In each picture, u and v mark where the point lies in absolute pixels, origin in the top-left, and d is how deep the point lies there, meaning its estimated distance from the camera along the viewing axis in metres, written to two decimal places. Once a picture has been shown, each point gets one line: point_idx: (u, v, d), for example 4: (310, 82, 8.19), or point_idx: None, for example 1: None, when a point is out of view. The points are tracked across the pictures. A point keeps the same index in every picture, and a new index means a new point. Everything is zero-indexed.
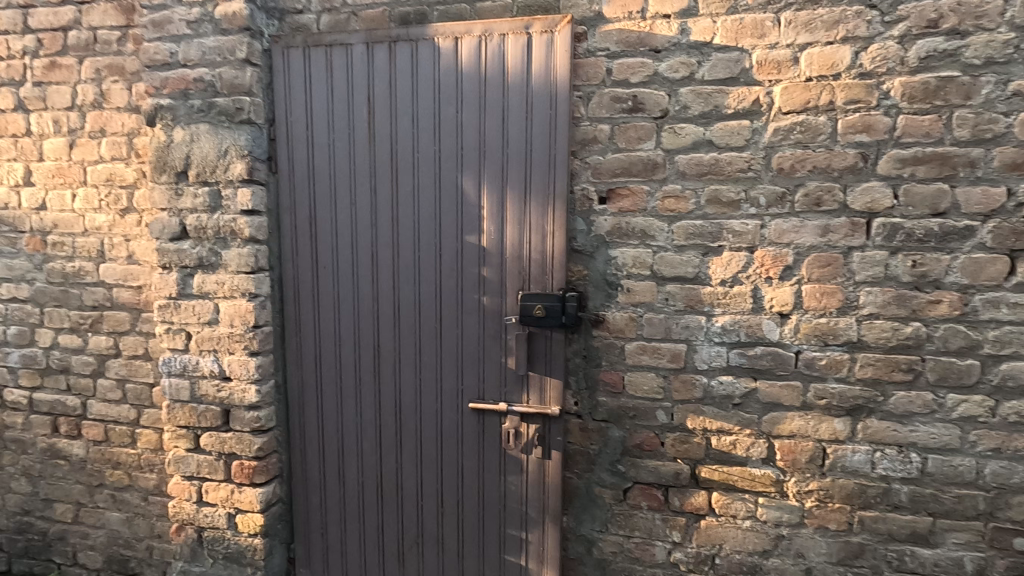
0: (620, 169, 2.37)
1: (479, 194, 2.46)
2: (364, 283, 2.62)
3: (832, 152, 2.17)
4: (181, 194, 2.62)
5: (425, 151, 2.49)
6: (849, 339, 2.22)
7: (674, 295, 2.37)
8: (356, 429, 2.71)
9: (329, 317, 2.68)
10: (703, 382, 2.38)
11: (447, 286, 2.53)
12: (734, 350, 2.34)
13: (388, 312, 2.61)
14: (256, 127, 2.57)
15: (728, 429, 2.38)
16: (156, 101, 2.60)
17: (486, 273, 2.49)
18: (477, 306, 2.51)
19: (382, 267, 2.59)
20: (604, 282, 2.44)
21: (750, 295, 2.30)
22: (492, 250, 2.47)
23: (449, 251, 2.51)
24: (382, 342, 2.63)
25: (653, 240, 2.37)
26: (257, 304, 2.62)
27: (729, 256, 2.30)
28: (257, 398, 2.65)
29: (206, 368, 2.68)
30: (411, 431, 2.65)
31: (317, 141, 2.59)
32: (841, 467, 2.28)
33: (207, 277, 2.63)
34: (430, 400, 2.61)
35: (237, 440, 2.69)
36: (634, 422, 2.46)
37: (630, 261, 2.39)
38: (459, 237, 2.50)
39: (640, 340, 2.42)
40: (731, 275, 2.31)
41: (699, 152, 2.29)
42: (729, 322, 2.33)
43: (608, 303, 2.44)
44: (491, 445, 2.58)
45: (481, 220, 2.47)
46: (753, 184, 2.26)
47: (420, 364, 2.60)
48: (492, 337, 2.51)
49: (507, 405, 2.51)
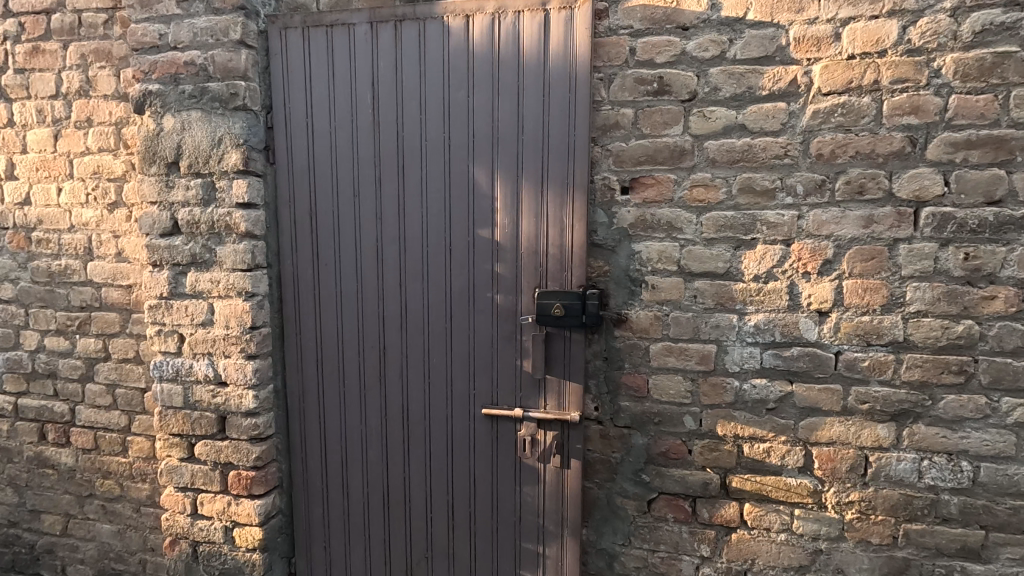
0: (645, 156, 2.20)
1: (492, 184, 2.29)
2: (368, 281, 2.45)
3: (877, 136, 2.00)
4: (173, 186, 2.45)
5: (434, 139, 2.32)
6: (894, 338, 2.05)
7: (704, 292, 2.20)
8: (361, 437, 2.55)
9: (331, 318, 2.51)
10: (734, 385, 2.21)
11: (457, 284, 2.37)
12: (769, 351, 2.17)
13: (394, 312, 2.44)
14: (252, 113, 2.39)
15: (761, 436, 2.21)
16: (144, 87, 2.42)
17: (500, 270, 2.32)
18: (490, 304, 2.34)
19: (387, 263, 2.42)
20: (627, 279, 2.27)
21: (786, 292, 2.14)
22: (507, 245, 2.30)
23: (460, 246, 2.34)
24: (388, 344, 2.46)
25: (680, 232, 2.20)
26: (254, 304, 2.44)
27: (763, 249, 2.14)
28: (255, 404, 2.48)
29: (200, 373, 2.51)
30: (419, 439, 2.49)
31: (318, 129, 2.42)
32: (885, 477, 2.11)
33: (201, 275, 2.46)
34: (440, 406, 2.44)
35: (234, 449, 2.52)
36: (660, 429, 2.30)
37: (655, 256, 2.22)
38: (472, 231, 2.33)
39: (667, 341, 2.25)
40: (765, 270, 2.14)
41: (731, 138, 2.12)
42: (763, 320, 2.16)
43: (631, 301, 2.27)
44: (505, 453, 2.41)
45: (494, 212, 2.30)
46: (789, 171, 2.09)
47: (429, 367, 2.43)
48: (506, 339, 2.34)
49: (524, 411, 2.34)
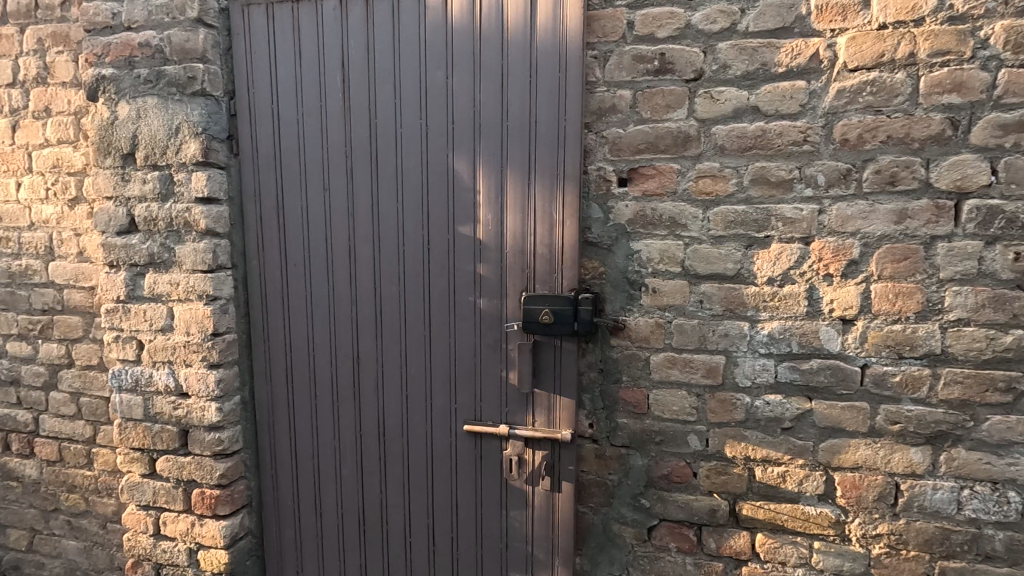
0: (645, 143, 1.95)
1: (474, 176, 2.06)
2: (340, 284, 2.23)
3: (912, 117, 1.73)
4: (129, 179, 2.25)
5: (409, 126, 2.10)
6: (930, 351, 1.79)
7: (711, 297, 1.95)
8: (335, 453, 2.33)
9: (300, 324, 2.30)
10: (745, 402, 1.96)
11: (436, 287, 2.14)
12: (785, 364, 1.92)
13: (368, 318, 2.22)
14: (212, 99, 2.18)
15: (776, 458, 1.96)
16: (97, 71, 2.22)
17: (483, 271, 2.09)
18: (473, 310, 2.11)
19: (360, 265, 2.20)
20: (624, 281, 2.02)
21: (805, 297, 1.88)
22: (491, 243, 2.07)
23: (439, 245, 2.12)
24: (361, 352, 2.25)
25: (684, 229, 1.95)
26: (216, 308, 2.24)
27: (778, 248, 1.88)
28: (218, 417, 2.27)
29: (160, 383, 2.31)
30: (397, 457, 2.27)
31: (284, 117, 2.20)
32: (918, 507, 1.85)
33: (160, 277, 2.26)
34: (419, 420, 2.22)
35: (197, 466, 2.32)
36: (661, 449, 2.05)
37: (657, 255, 1.98)
38: (452, 228, 2.10)
39: (669, 351, 2.01)
40: (781, 272, 1.89)
41: (742, 122, 1.87)
42: (779, 328, 1.91)
43: (630, 306, 2.03)
44: (490, 474, 2.18)
45: (476, 207, 2.07)
46: (810, 159, 1.83)
47: (406, 379, 2.21)
48: (490, 348, 2.11)
49: (509, 429, 2.11)
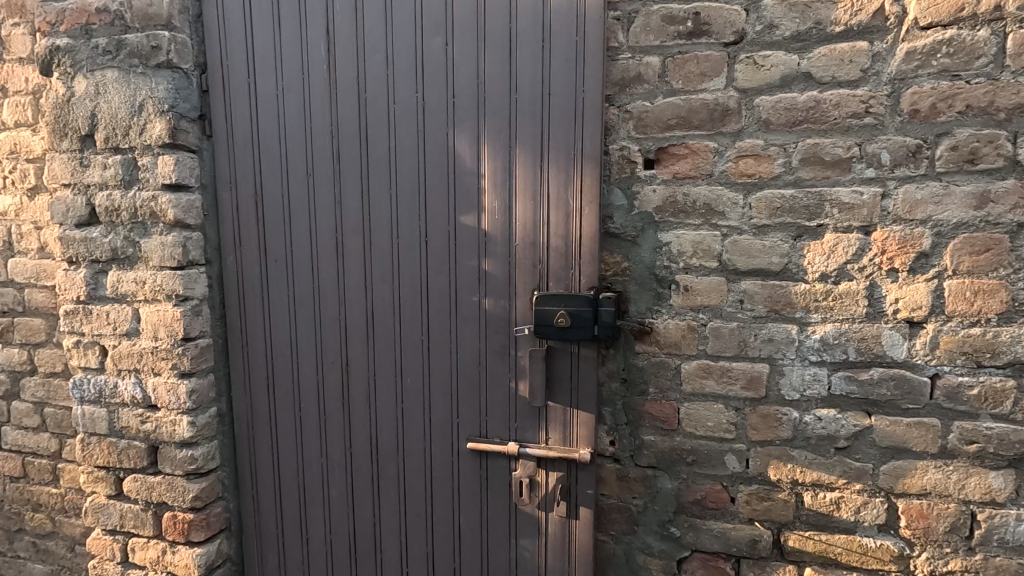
0: (676, 118, 1.69)
1: (477, 158, 1.80)
2: (326, 281, 1.97)
3: (996, 83, 1.46)
4: (88, 164, 1.99)
5: (404, 101, 1.83)
6: (1015, 359, 1.52)
7: (752, 296, 1.69)
8: (322, 472, 2.07)
9: (282, 327, 2.03)
10: (792, 417, 1.70)
11: (435, 286, 1.88)
12: (839, 374, 1.66)
13: (358, 320, 1.96)
14: (180, 72, 1.92)
15: (829, 483, 1.69)
16: (51, 42, 1.96)
17: (488, 267, 1.83)
18: (477, 311, 1.85)
19: (349, 260, 1.94)
20: (652, 278, 1.76)
21: (865, 296, 1.61)
22: (498, 235, 1.81)
23: (438, 237, 1.85)
24: (351, 359, 1.98)
25: (722, 218, 1.69)
26: (187, 310, 1.98)
27: (834, 240, 1.61)
28: (190, 433, 2.01)
29: (126, 394, 2.06)
30: (391, 477, 2.01)
31: (263, 92, 1.94)
32: (998, 541, 1.58)
33: (124, 275, 2.00)
34: (416, 436, 1.96)
35: (168, 486, 2.06)
36: (694, 470, 1.79)
37: (689, 248, 1.72)
38: (453, 218, 1.83)
39: (703, 358, 1.74)
40: (836, 267, 1.62)
41: (791, 92, 1.60)
42: (832, 333, 1.64)
43: (657, 307, 1.76)
44: (497, 497, 1.92)
45: (480, 193, 1.81)
46: (872, 134, 1.56)
47: (402, 390, 1.95)
48: (496, 355, 1.85)
49: (519, 447, 1.85)
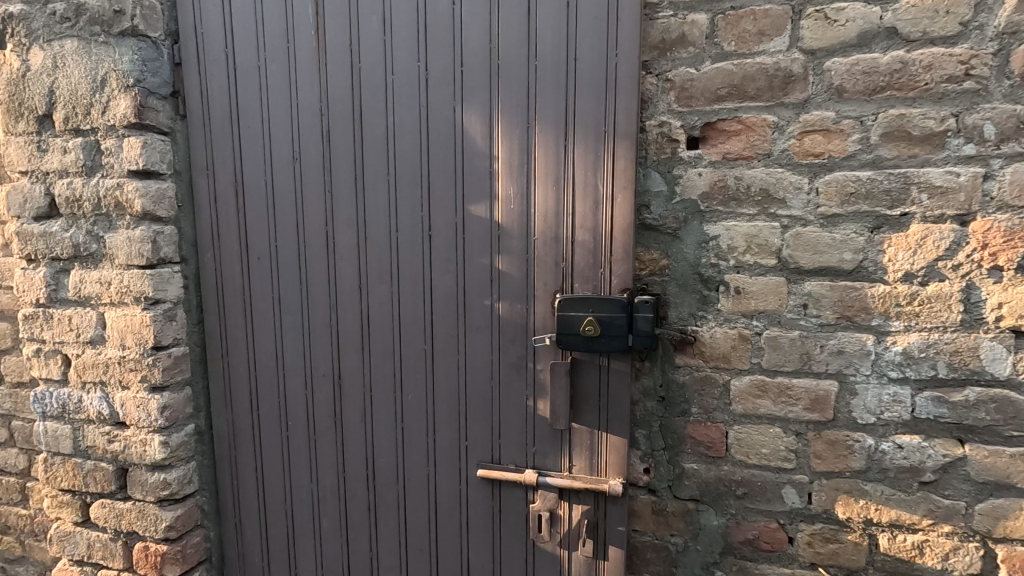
0: (727, 87, 1.41)
1: (489, 137, 1.53)
2: (315, 281, 1.71)
3: None
4: (47, 149, 1.75)
5: (404, 71, 1.57)
6: None
7: (819, 300, 1.41)
8: (312, 501, 1.82)
9: (266, 335, 1.78)
10: (866, 444, 1.42)
11: (440, 288, 1.61)
12: (926, 393, 1.37)
13: (351, 326, 1.70)
14: (148, 41, 1.67)
15: (911, 524, 1.41)
16: (4, 9, 1.72)
17: (502, 266, 1.56)
18: (489, 316, 1.59)
19: (341, 259, 1.68)
20: (696, 278, 1.49)
21: (960, 300, 1.32)
22: (513, 228, 1.54)
23: (443, 230, 1.59)
24: (344, 373, 1.72)
25: (782, 207, 1.41)
26: (157, 314, 1.72)
27: (921, 232, 1.33)
28: (163, 454, 1.77)
29: (92, 410, 1.82)
30: (390, 506, 1.75)
31: (242, 63, 1.68)
32: None
33: (87, 274, 1.76)
34: (418, 460, 1.70)
35: (139, 514, 1.82)
36: (745, 505, 1.52)
37: (741, 242, 1.44)
38: (461, 209, 1.57)
39: (757, 373, 1.47)
40: (924, 264, 1.34)
41: (870, 52, 1.32)
42: (918, 344, 1.36)
43: (702, 313, 1.49)
44: (513, 532, 1.66)
45: (493, 179, 1.54)
46: (972, 102, 1.27)
47: (401, 407, 1.69)
48: (511, 368, 1.59)
49: (539, 476, 1.58)
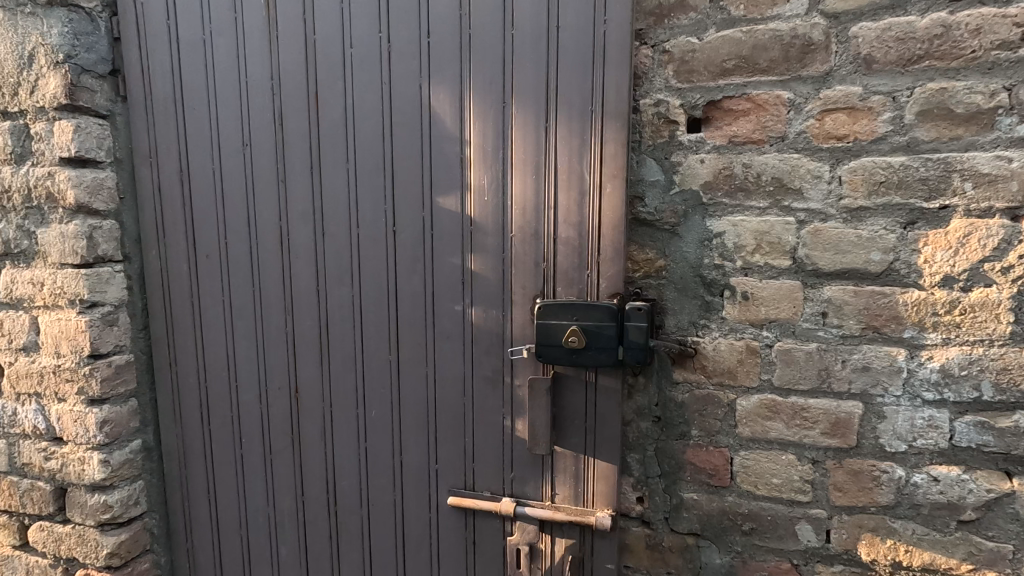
0: (734, 59, 1.21)
1: (460, 118, 1.34)
2: (268, 282, 1.52)
3: None
4: None
5: (363, 44, 1.38)
6: None
7: (841, 308, 1.21)
8: (269, 526, 1.64)
9: (217, 341, 1.60)
10: (895, 476, 1.22)
11: (405, 292, 1.43)
12: (968, 418, 1.17)
13: (309, 333, 1.51)
14: (81, 12, 1.48)
15: (948, 569, 1.21)
16: None
17: (475, 267, 1.37)
18: (461, 323, 1.40)
19: (296, 258, 1.49)
20: (697, 282, 1.29)
21: (1010, 309, 1.12)
22: (487, 223, 1.35)
23: (409, 225, 1.40)
24: (301, 385, 1.54)
25: (799, 199, 1.21)
26: (92, 319, 1.53)
27: (965, 228, 1.12)
28: (103, 475, 1.59)
29: (27, 424, 1.64)
30: (353, 534, 1.57)
31: (186, 37, 1.49)
32: None
33: (18, 274, 1.58)
34: (383, 483, 1.52)
35: (79, 539, 1.65)
36: (753, 542, 1.32)
37: (750, 240, 1.24)
38: (428, 201, 1.38)
39: (767, 392, 1.27)
40: (967, 266, 1.13)
41: (904, 15, 1.12)
42: (958, 360, 1.15)
43: (704, 321, 1.29)
44: (489, 567, 1.47)
45: (464, 167, 1.34)
46: None
47: (364, 424, 1.50)
48: (485, 383, 1.40)
49: (517, 506, 1.39)
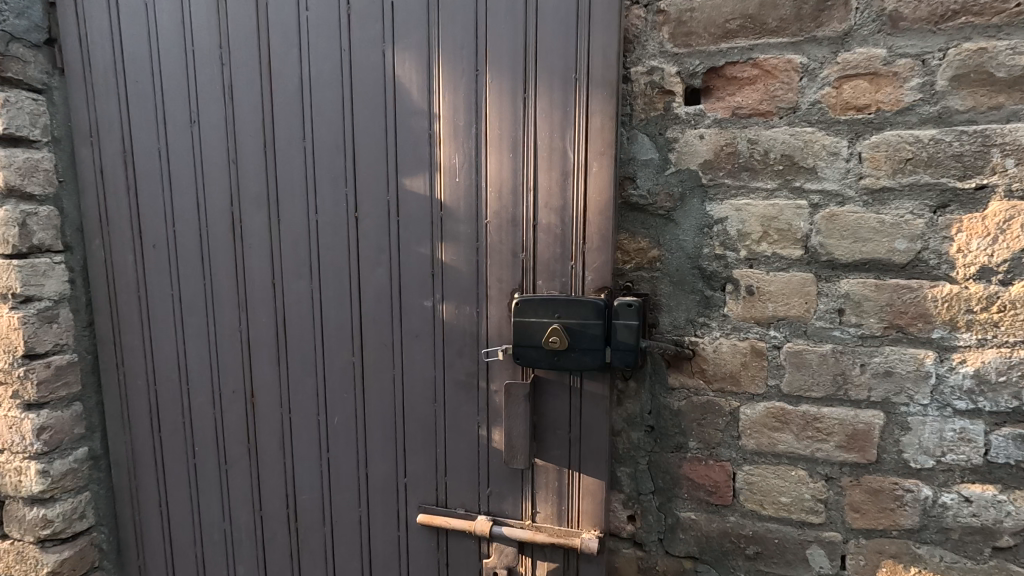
0: (740, 18, 1.06)
1: (427, 89, 1.18)
2: (220, 274, 1.38)
3: None
4: None
5: (321, 6, 1.23)
6: None
7: (860, 304, 1.06)
8: (225, 543, 1.50)
9: (166, 340, 1.45)
10: (921, 496, 1.07)
11: (369, 285, 1.28)
12: (1006, 431, 1.02)
13: (265, 330, 1.37)
14: None
15: None
16: None
17: (446, 257, 1.22)
18: (431, 320, 1.25)
19: (250, 247, 1.34)
20: (695, 275, 1.14)
21: None
22: (459, 208, 1.20)
23: (372, 211, 1.25)
24: (258, 389, 1.40)
25: (813, 179, 1.06)
26: (27, 315, 1.37)
27: (1005, 211, 0.97)
28: (42, 487, 1.44)
29: None
30: (315, 553, 1.42)
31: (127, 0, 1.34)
32: None
33: None
34: (347, 497, 1.37)
35: (18, 556, 1.50)
36: (758, 567, 1.17)
37: (756, 226, 1.09)
38: (394, 183, 1.23)
39: (775, 399, 1.12)
40: (1007, 256, 0.98)
41: None
42: (995, 365, 1.00)
43: (703, 319, 1.14)
44: None
45: (433, 145, 1.19)
46: None
47: (326, 431, 1.36)
48: (458, 387, 1.25)
49: (494, 525, 1.25)
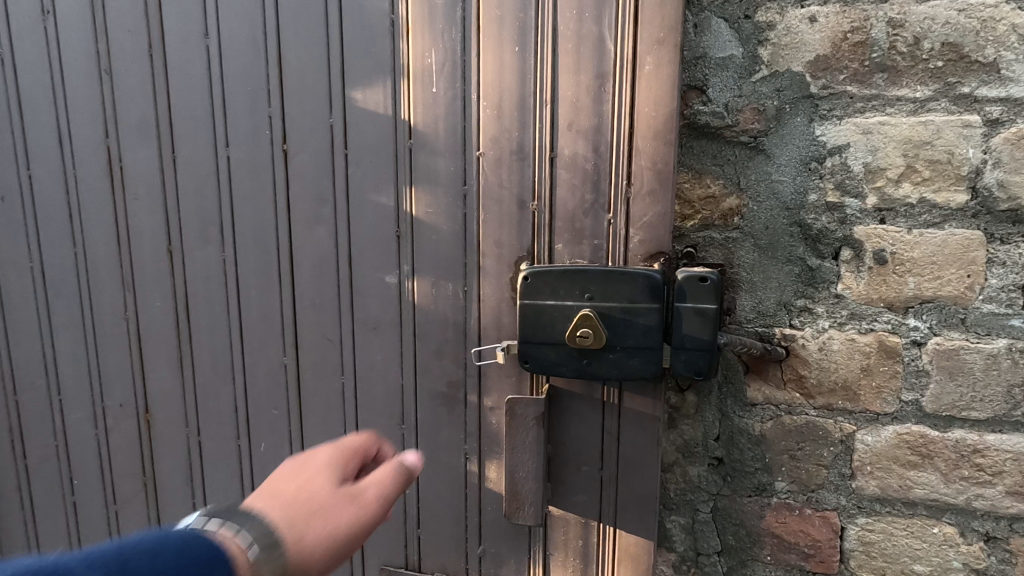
0: None
1: None
2: (96, 238, 0.96)
3: None
4: None
5: None
6: None
7: None
8: None
9: (27, 332, 1.03)
10: None
11: (306, 252, 0.88)
12: None
13: (160, 318, 0.96)
14: None
15: None
16: None
17: (417, 210, 0.82)
18: (396, 303, 0.85)
19: (136, 199, 0.93)
20: (795, 234, 0.75)
21: None
22: (437, 136, 0.80)
23: (307, 141, 0.85)
24: (154, 400, 0.99)
25: (994, 80, 0.67)
26: None
27: None
28: None
29: None
30: None
31: None
32: None
33: None
34: None
35: None
36: None
37: (895, 158, 0.71)
38: (339, 99, 0.83)
39: (911, 422, 0.75)
40: None
41: None
42: None
43: (805, 302, 0.76)
44: None
45: (397, 39, 0.79)
46: None
47: (250, 460, 0.96)
48: (438, 402, 0.86)
49: None
